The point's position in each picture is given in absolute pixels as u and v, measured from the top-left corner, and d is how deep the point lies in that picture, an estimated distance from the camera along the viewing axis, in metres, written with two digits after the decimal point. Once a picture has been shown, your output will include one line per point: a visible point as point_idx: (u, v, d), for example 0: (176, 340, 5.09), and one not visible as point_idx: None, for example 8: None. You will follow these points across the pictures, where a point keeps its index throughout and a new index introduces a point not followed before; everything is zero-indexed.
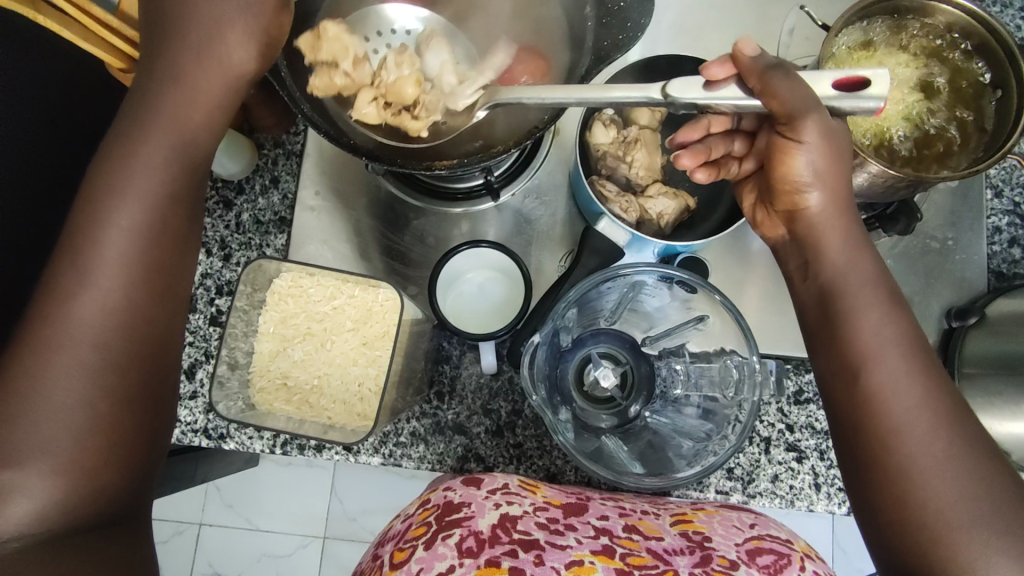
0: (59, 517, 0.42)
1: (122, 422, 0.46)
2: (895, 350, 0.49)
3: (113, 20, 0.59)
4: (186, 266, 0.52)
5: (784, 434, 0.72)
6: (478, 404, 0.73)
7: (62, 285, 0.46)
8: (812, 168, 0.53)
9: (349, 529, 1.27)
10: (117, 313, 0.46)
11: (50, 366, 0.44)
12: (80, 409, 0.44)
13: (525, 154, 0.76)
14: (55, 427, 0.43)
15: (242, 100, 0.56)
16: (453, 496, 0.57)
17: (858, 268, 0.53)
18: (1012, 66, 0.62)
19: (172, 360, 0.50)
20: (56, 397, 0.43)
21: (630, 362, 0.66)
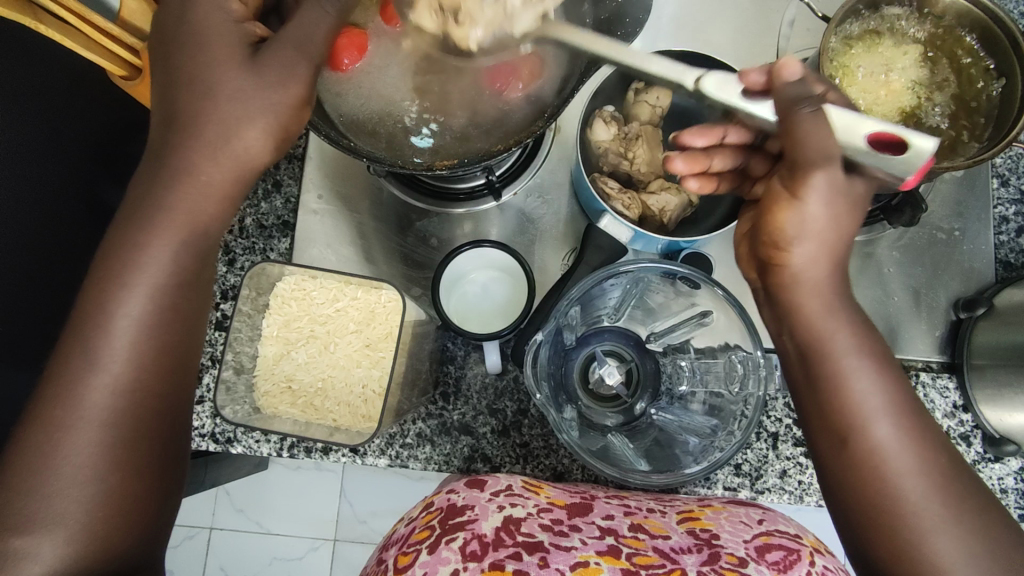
0: (88, 538, 0.43)
1: (144, 438, 0.46)
2: (884, 411, 0.48)
3: (115, 29, 0.60)
4: (205, 286, 0.51)
5: (792, 430, 0.72)
6: (484, 404, 0.73)
7: (81, 313, 0.46)
8: (805, 220, 0.49)
9: (359, 531, 1.27)
10: (135, 324, 0.46)
11: (61, 406, 0.44)
12: (103, 427, 0.45)
13: (527, 153, 0.76)
14: (73, 478, 0.43)
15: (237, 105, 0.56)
16: (456, 499, 0.57)
17: (842, 327, 0.50)
18: (1016, 53, 0.61)
19: (187, 389, 0.50)
20: (83, 414, 0.44)
21: (635, 360, 0.67)
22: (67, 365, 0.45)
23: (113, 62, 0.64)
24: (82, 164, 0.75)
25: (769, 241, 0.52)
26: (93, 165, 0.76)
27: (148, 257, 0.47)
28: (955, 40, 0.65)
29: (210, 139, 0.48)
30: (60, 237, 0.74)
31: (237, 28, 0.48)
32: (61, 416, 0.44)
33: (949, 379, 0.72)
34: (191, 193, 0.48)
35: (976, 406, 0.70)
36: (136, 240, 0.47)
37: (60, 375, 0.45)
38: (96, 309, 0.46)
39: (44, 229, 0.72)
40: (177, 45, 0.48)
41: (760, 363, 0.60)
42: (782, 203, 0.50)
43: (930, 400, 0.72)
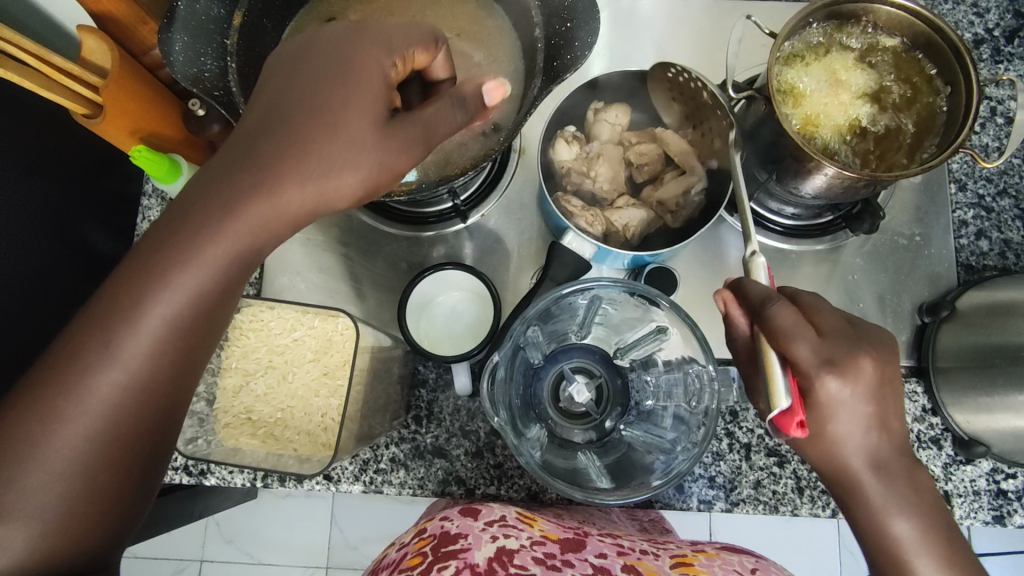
0: (43, 545, 0.39)
1: (134, 444, 0.42)
2: (910, 510, 0.47)
3: (78, 69, 0.62)
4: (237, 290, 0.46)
5: (764, 440, 0.72)
6: (456, 427, 0.73)
7: (115, 292, 0.41)
8: (859, 434, 0.47)
9: (352, 558, 1.25)
10: (163, 325, 0.42)
11: (60, 392, 0.40)
12: (100, 423, 0.41)
13: (493, 174, 0.78)
14: (51, 468, 0.40)
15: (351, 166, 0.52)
16: (450, 526, 0.57)
17: (873, 453, 0.47)
18: (958, 63, 0.62)
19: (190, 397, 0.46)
20: (82, 406, 0.40)
21: (603, 375, 0.68)
22: (77, 351, 0.40)
23: (73, 102, 0.64)
24: (59, 199, 0.74)
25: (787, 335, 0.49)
26: (71, 196, 0.75)
27: (192, 261, 0.42)
28: (899, 52, 0.66)
29: (305, 161, 0.44)
30: (39, 278, 0.72)
31: (375, 76, 0.46)
32: (52, 409, 0.40)
33: (916, 385, 0.74)
34: (263, 202, 0.43)
35: (944, 409, 0.71)
36: (176, 240, 0.42)
37: (62, 358, 0.40)
38: (116, 301, 0.41)
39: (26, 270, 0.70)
40: (334, 76, 0.45)
41: (714, 376, 0.60)
42: (856, 482, 0.48)
43: None
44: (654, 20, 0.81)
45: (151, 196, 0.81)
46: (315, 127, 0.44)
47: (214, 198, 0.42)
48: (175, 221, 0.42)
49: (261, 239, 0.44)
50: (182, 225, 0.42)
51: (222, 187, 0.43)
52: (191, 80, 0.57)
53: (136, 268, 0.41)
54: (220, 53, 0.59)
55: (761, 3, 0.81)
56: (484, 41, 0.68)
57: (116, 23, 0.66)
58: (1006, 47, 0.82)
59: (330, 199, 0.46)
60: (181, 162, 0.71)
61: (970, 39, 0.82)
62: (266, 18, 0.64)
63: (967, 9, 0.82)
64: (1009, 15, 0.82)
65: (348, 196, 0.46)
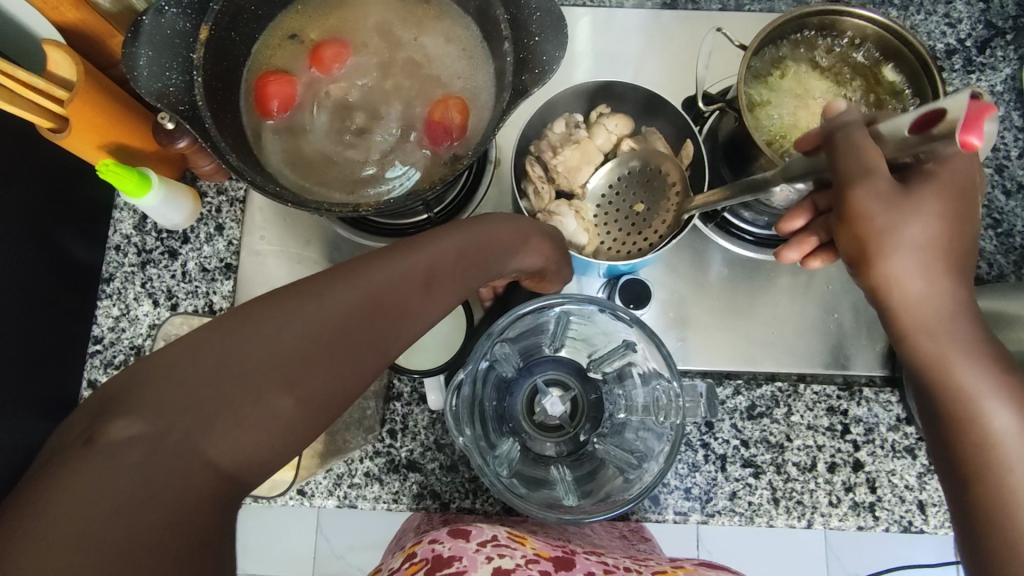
0: (186, 410, 0.37)
1: (315, 365, 0.41)
2: (1002, 389, 0.45)
3: (41, 82, 0.61)
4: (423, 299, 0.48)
5: (739, 451, 0.72)
6: (431, 440, 0.72)
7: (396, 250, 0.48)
8: (919, 237, 0.46)
9: (338, 567, 1.24)
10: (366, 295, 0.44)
11: (319, 288, 0.43)
12: (320, 330, 0.42)
13: (467, 187, 0.76)
14: (261, 343, 0.40)
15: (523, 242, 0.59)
16: (442, 549, 0.56)
17: (932, 305, 0.46)
18: (925, 75, 0.63)
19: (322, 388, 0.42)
20: (329, 298, 0.43)
21: (578, 388, 0.68)
22: (280, 354, 0.40)
23: (40, 116, 0.63)
24: (28, 209, 0.70)
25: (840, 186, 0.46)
26: (43, 208, 0.72)
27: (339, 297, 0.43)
28: (869, 63, 0.67)
29: (472, 237, 0.53)
30: (25, 294, 0.70)
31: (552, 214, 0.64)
32: (230, 417, 0.38)
33: (891, 394, 0.73)
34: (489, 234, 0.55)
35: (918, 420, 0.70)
36: (406, 246, 0.49)
37: (230, 338, 0.40)
38: (312, 314, 0.42)
39: (17, 278, 0.69)
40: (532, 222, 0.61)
41: (676, 391, 0.61)
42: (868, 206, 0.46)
43: (874, 415, 0.73)
44: (627, 33, 0.82)
45: (124, 208, 0.79)
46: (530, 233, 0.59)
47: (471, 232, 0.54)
48: (385, 270, 0.46)
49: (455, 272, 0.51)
50: (396, 277, 0.46)
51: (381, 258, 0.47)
52: (156, 95, 0.57)
53: (345, 283, 0.44)
54: (185, 67, 0.59)
55: (733, 15, 0.81)
56: (458, 56, 0.68)
57: (86, 38, 0.67)
58: (978, 58, 0.82)
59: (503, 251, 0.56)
60: (151, 175, 0.70)
61: (941, 50, 0.82)
62: (234, 32, 0.63)
63: (939, 19, 0.83)
64: (981, 25, 0.83)
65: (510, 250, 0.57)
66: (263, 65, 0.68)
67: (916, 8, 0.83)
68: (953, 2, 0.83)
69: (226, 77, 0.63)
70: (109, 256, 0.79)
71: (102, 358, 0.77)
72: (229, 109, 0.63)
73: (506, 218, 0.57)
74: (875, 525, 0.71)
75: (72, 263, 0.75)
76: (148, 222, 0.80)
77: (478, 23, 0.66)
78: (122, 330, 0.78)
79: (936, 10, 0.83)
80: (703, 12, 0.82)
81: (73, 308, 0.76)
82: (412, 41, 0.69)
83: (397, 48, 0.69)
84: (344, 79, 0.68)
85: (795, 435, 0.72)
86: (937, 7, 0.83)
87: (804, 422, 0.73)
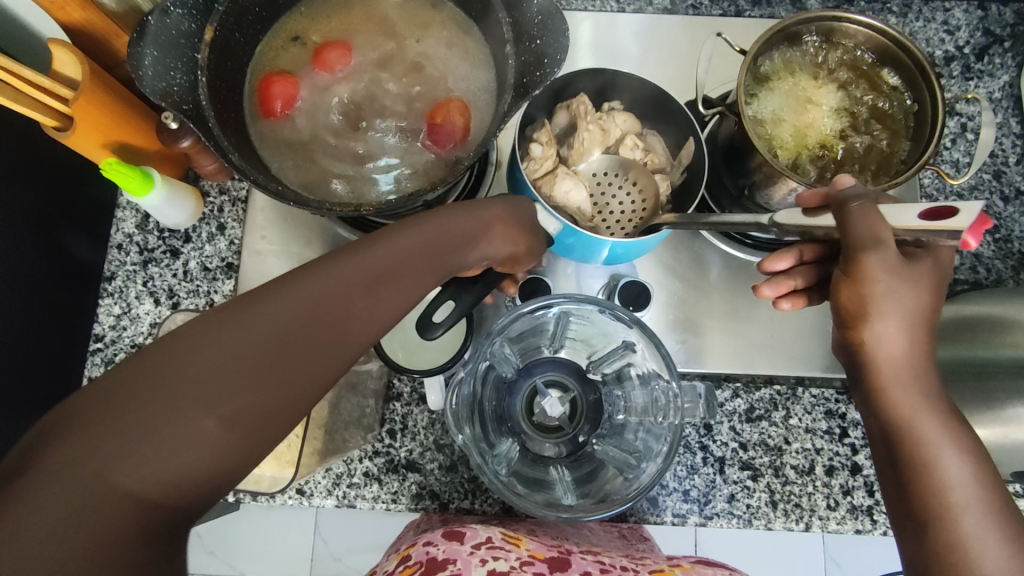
0: (119, 432, 0.37)
1: (249, 379, 0.41)
2: (963, 460, 0.48)
3: (47, 82, 0.61)
4: (371, 304, 0.47)
5: (738, 453, 0.72)
6: (430, 440, 0.72)
7: (343, 254, 0.48)
8: (901, 308, 0.50)
9: (335, 569, 1.24)
10: (306, 303, 0.45)
11: (260, 298, 0.44)
12: (255, 342, 0.42)
13: (468, 188, 0.77)
14: (197, 358, 0.41)
15: (489, 232, 0.56)
16: (437, 552, 0.56)
17: (908, 371, 0.50)
18: (925, 82, 0.63)
19: (261, 402, 0.42)
20: (268, 308, 0.44)
21: (577, 389, 0.68)
22: (212, 369, 0.40)
23: (44, 115, 0.63)
24: (31, 207, 0.70)
25: (852, 249, 0.50)
26: (46, 207, 0.72)
27: (277, 306, 0.44)
28: (868, 69, 0.67)
29: (426, 233, 0.52)
30: (27, 292, 0.70)
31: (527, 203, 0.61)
32: (162, 436, 0.38)
33: None
34: (447, 227, 0.53)
35: None
36: (355, 246, 0.49)
37: (170, 354, 0.40)
38: (247, 326, 0.42)
39: (19, 275, 0.69)
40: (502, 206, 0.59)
41: (677, 392, 0.61)
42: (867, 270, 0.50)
43: None
44: (628, 37, 0.82)
45: (126, 207, 0.80)
46: (493, 221, 0.57)
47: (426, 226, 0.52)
48: (321, 277, 0.46)
49: (408, 271, 0.50)
50: (337, 283, 0.46)
51: (328, 265, 0.47)
52: (160, 94, 0.57)
53: (276, 297, 0.44)
54: (190, 68, 0.59)
55: (733, 21, 0.82)
56: (460, 59, 0.68)
57: (90, 37, 0.67)
58: (976, 65, 0.83)
59: (465, 244, 0.55)
60: (154, 174, 0.71)
61: (940, 56, 0.83)
62: (239, 32, 0.64)
63: (938, 26, 0.84)
64: (979, 33, 0.83)
65: (473, 244, 0.56)
66: (266, 66, 0.68)
67: (915, 15, 0.84)
68: (952, 10, 0.84)
69: (230, 78, 0.64)
70: (111, 254, 0.79)
71: (103, 357, 0.77)
72: (232, 109, 0.63)
73: (468, 209, 0.55)
74: (872, 529, 0.71)
75: (74, 261, 0.76)
76: (151, 220, 0.80)
77: (481, 26, 0.66)
78: (123, 329, 0.78)
79: (934, 17, 0.84)
80: (703, 17, 0.83)
81: (74, 305, 0.76)
82: (415, 43, 0.69)
83: (400, 50, 0.69)
84: (346, 81, 0.69)
85: (793, 438, 0.73)
86: (936, 15, 0.84)
87: (802, 425, 0.73)
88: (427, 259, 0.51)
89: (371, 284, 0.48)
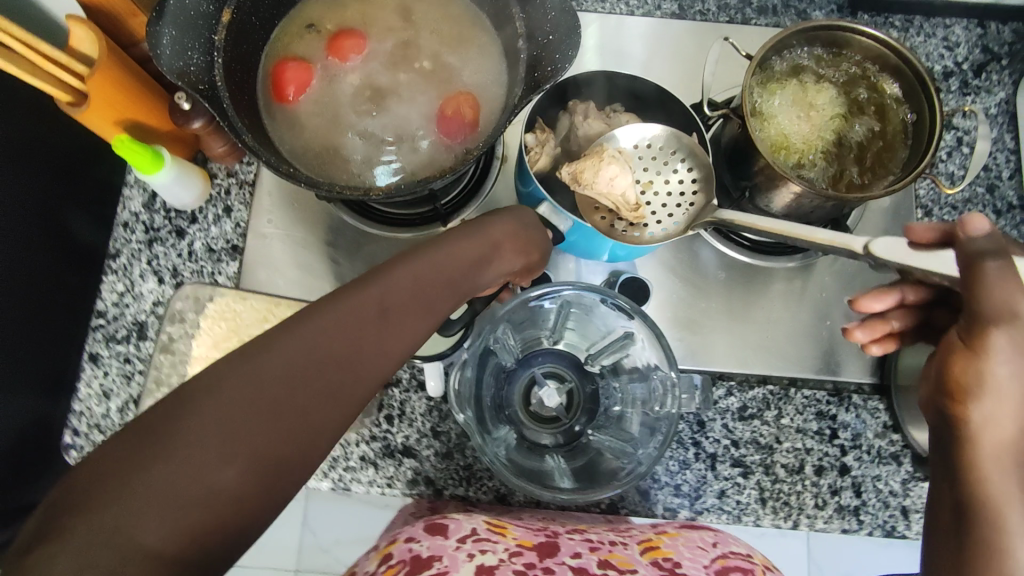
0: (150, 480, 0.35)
1: (292, 419, 0.40)
2: None
3: (63, 57, 0.62)
4: (401, 331, 0.47)
5: (729, 451, 0.74)
6: (428, 427, 0.73)
7: (365, 281, 0.48)
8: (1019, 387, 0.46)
9: (323, 560, 1.24)
10: (339, 336, 0.43)
11: (291, 331, 0.42)
12: (292, 379, 0.40)
13: (474, 181, 0.79)
14: (231, 402, 0.38)
15: (493, 243, 0.58)
16: (420, 549, 0.54)
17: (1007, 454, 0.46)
18: (923, 93, 0.65)
19: (303, 442, 0.40)
20: (301, 341, 0.42)
21: (574, 381, 0.69)
22: (250, 412, 0.38)
23: (58, 90, 0.64)
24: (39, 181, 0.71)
25: (979, 320, 0.48)
26: (53, 182, 0.73)
27: (310, 341, 0.42)
28: (869, 78, 0.69)
29: (442, 255, 0.53)
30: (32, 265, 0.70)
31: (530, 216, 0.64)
32: (201, 480, 0.36)
33: (879, 402, 0.75)
34: (457, 247, 0.54)
35: (904, 428, 0.72)
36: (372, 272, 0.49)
37: (200, 401, 0.38)
38: (280, 362, 0.40)
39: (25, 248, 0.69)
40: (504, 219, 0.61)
41: (676, 381, 0.63)
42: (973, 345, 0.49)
43: (862, 422, 0.74)
44: (636, 39, 0.84)
45: (134, 186, 0.80)
46: (497, 235, 0.59)
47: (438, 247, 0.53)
48: (348, 308, 0.45)
49: (430, 295, 0.50)
50: (364, 312, 0.45)
51: (356, 293, 0.46)
52: (177, 73, 0.57)
53: (303, 331, 0.42)
54: (207, 48, 0.60)
55: (740, 27, 0.84)
56: (472, 52, 0.69)
57: (107, 15, 0.68)
58: (974, 81, 0.85)
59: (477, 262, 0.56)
60: (164, 154, 0.71)
61: (939, 71, 0.85)
62: (255, 16, 0.65)
63: (938, 42, 0.86)
64: (978, 50, 0.85)
65: (486, 262, 0.57)
66: (280, 51, 0.69)
67: (916, 30, 0.86)
68: (952, 27, 0.86)
69: (245, 60, 0.65)
70: (117, 232, 0.80)
71: (105, 332, 0.77)
72: (246, 91, 0.64)
73: (475, 231, 0.57)
74: (858, 529, 0.72)
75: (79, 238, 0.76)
76: (157, 200, 0.81)
77: (494, 21, 0.68)
78: (126, 306, 0.78)
79: (935, 33, 0.86)
80: (710, 23, 0.84)
81: (77, 281, 0.76)
82: (428, 35, 0.71)
83: (413, 41, 0.71)
84: (359, 69, 0.70)
85: (784, 437, 0.74)
86: (936, 31, 0.86)
87: (794, 425, 0.74)
88: (447, 282, 0.52)
89: (400, 307, 0.48)
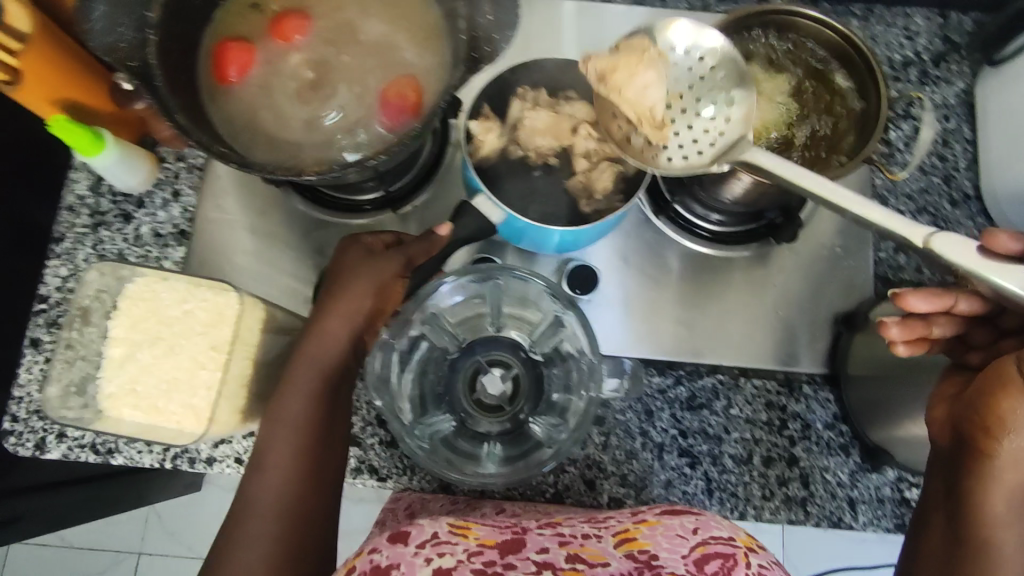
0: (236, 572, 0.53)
1: (296, 524, 0.55)
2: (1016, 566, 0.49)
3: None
4: (333, 420, 0.61)
5: (677, 440, 0.73)
6: (372, 415, 0.72)
7: (279, 399, 0.59)
8: None
9: None
10: (287, 457, 0.57)
11: (259, 472, 0.56)
12: (278, 504, 0.55)
13: (426, 167, 0.78)
14: (252, 536, 0.54)
15: (369, 283, 0.61)
16: (380, 559, 0.50)
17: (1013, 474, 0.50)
18: (872, 78, 0.65)
19: (311, 523, 0.56)
20: (269, 474, 0.56)
21: (520, 367, 0.68)
22: (268, 537, 0.54)
23: None
24: None
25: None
26: None
27: (274, 475, 0.56)
28: (820, 63, 0.68)
29: (325, 334, 0.60)
30: None
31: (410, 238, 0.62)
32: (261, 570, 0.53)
33: (829, 393, 0.75)
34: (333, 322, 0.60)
35: (852, 418, 0.72)
36: (282, 382, 0.59)
37: (236, 538, 0.54)
38: (268, 495, 0.56)
39: None
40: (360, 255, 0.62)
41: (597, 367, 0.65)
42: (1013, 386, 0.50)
43: (812, 412, 0.74)
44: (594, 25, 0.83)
45: (79, 168, 0.78)
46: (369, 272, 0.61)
47: (323, 328, 0.60)
48: (283, 435, 0.58)
49: (334, 378, 0.60)
50: (299, 433, 0.58)
51: (286, 422, 0.58)
52: (108, 49, 0.57)
53: (267, 472, 0.56)
54: (140, 24, 0.59)
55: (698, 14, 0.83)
56: (417, 33, 0.68)
57: None
58: (934, 70, 0.84)
59: (362, 315, 0.61)
60: (106, 135, 0.70)
61: (899, 60, 0.84)
62: None
63: (899, 31, 0.85)
64: (938, 40, 0.85)
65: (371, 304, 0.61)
66: (223, 31, 0.68)
67: (877, 18, 0.85)
68: (913, 16, 0.85)
69: (182, 39, 0.64)
70: (62, 216, 0.78)
71: (47, 318, 0.76)
72: (184, 71, 0.63)
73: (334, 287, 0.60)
74: (805, 520, 0.72)
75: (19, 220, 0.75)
76: (104, 183, 0.79)
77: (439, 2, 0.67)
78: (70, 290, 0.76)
79: (895, 22, 0.85)
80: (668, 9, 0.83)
81: None
82: (375, 17, 0.70)
83: (359, 22, 0.70)
84: (303, 50, 0.69)
85: (732, 428, 0.73)
86: (896, 20, 0.85)
87: (743, 415, 0.74)
88: (340, 354, 0.61)
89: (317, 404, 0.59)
